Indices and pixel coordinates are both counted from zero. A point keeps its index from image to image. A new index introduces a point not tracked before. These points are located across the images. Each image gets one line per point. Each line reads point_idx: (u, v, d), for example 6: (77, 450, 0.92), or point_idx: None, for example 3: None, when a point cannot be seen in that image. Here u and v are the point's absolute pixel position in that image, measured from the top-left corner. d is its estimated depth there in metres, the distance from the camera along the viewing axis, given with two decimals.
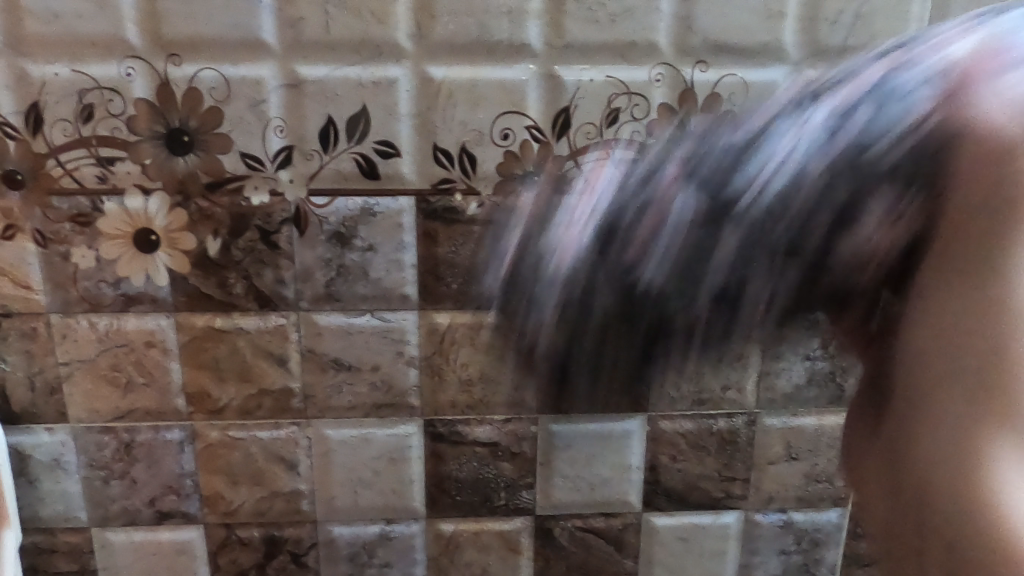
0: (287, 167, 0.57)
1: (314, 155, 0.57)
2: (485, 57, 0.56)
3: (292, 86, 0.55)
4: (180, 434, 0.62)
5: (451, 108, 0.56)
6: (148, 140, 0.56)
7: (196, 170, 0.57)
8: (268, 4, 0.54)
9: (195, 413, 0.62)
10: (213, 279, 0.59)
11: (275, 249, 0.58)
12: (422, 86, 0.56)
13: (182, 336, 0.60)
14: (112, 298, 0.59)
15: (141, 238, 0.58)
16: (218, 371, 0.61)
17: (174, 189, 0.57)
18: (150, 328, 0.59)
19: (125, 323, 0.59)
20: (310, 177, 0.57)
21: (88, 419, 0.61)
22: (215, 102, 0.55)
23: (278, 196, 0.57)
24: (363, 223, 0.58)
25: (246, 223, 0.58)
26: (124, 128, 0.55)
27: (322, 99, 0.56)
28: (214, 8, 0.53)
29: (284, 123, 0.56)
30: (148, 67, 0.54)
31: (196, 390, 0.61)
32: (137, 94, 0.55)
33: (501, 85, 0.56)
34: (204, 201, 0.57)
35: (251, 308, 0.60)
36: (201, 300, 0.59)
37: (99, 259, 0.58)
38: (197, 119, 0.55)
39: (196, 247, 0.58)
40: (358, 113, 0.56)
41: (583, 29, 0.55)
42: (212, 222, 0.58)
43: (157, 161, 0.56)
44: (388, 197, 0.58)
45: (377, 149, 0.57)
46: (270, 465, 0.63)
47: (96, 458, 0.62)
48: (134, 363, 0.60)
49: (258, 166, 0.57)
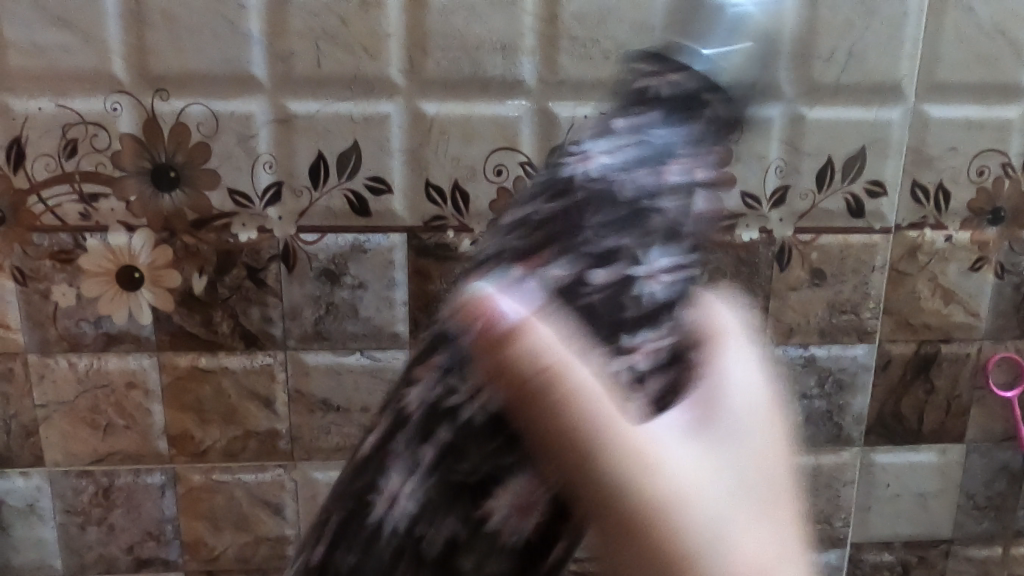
0: (276, 204, 0.56)
1: (303, 191, 0.56)
2: (478, 94, 0.55)
3: (281, 122, 0.54)
4: (161, 478, 0.60)
5: (443, 143, 0.56)
6: (134, 176, 0.54)
7: (182, 207, 0.55)
8: (258, 39, 0.53)
9: (177, 456, 0.59)
10: (198, 317, 0.57)
11: (263, 287, 0.57)
12: (415, 122, 0.55)
13: (165, 377, 0.58)
14: (93, 337, 0.57)
15: (124, 275, 0.56)
16: (201, 412, 0.59)
17: (160, 226, 0.55)
18: (132, 369, 0.58)
19: (107, 363, 0.57)
20: (299, 214, 0.56)
21: (64, 463, 0.59)
22: (202, 137, 0.54)
23: (267, 233, 0.56)
24: (354, 260, 0.57)
25: (233, 261, 0.56)
26: (108, 164, 0.54)
27: (312, 135, 0.55)
28: (203, 42, 0.53)
29: (273, 159, 0.55)
30: (134, 102, 0.53)
31: (178, 432, 0.59)
32: (123, 129, 0.54)
33: (495, 121, 0.55)
34: (190, 238, 0.56)
35: (237, 347, 0.58)
36: (185, 338, 0.57)
37: (80, 297, 0.56)
38: (184, 155, 0.54)
39: (181, 285, 0.57)
40: (348, 149, 0.55)
41: (577, 65, 0.55)
42: (197, 260, 0.56)
43: (142, 198, 0.55)
44: (379, 234, 0.57)
45: (368, 185, 0.56)
46: (254, 509, 0.61)
47: (72, 504, 0.60)
48: (114, 404, 0.58)
49: (246, 203, 0.56)
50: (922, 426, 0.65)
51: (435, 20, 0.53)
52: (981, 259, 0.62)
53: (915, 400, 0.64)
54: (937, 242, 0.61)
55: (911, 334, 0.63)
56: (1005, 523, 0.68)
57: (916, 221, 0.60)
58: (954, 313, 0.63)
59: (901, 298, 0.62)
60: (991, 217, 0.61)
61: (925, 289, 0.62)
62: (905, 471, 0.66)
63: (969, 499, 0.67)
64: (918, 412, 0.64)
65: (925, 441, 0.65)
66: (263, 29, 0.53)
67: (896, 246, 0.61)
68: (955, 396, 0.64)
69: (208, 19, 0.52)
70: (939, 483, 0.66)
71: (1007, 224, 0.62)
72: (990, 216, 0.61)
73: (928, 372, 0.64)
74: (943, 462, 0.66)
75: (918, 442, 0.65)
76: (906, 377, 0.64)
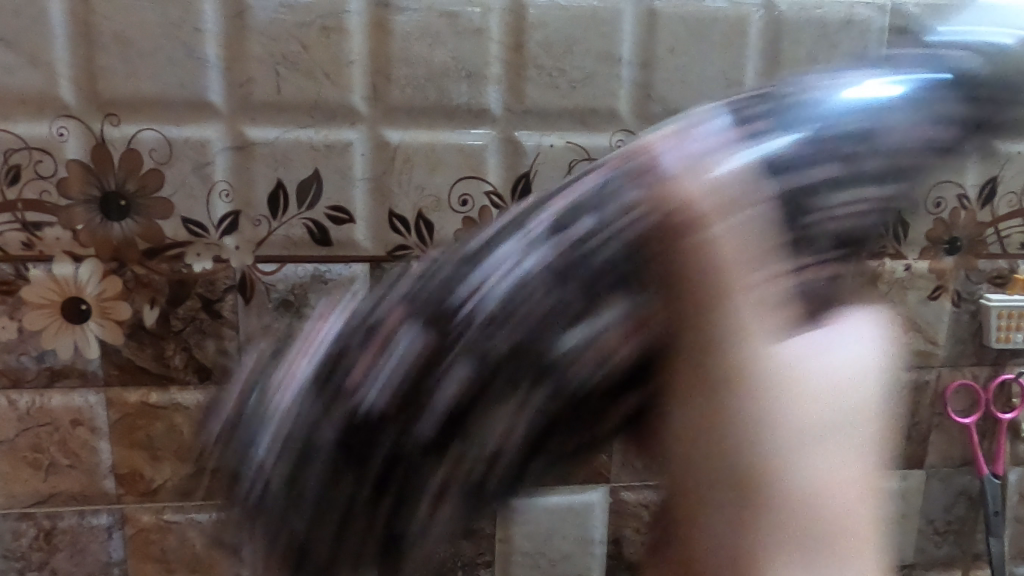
0: (233, 233, 0.54)
1: (262, 221, 0.54)
2: (443, 121, 0.54)
3: (239, 149, 0.53)
4: (108, 520, 0.57)
5: (407, 172, 0.54)
6: (82, 203, 0.52)
7: (133, 236, 0.53)
8: (215, 62, 0.51)
9: (126, 496, 0.57)
10: (150, 351, 0.55)
11: (218, 319, 0.55)
12: (379, 150, 0.54)
13: (113, 413, 0.55)
14: (35, 372, 0.54)
15: (70, 307, 0.53)
16: (152, 450, 0.56)
17: (109, 257, 0.53)
18: (77, 405, 0.55)
19: (51, 400, 0.54)
20: (257, 244, 0.54)
21: (2, 505, 0.56)
22: (155, 164, 0.52)
23: (223, 262, 0.54)
24: (315, 290, 0.55)
25: (187, 291, 0.54)
26: (54, 191, 0.52)
27: (271, 163, 0.53)
28: (157, 66, 0.51)
29: (230, 187, 0.53)
30: (82, 127, 0.51)
31: (127, 471, 0.56)
32: (70, 155, 0.51)
33: (460, 149, 0.55)
34: (141, 268, 0.53)
35: (190, 381, 0.55)
36: (135, 372, 0.55)
37: (22, 330, 0.53)
38: (136, 182, 0.52)
39: (131, 316, 0.54)
40: (309, 176, 0.54)
41: (544, 94, 0.54)
42: (149, 291, 0.54)
43: (90, 226, 0.52)
44: (342, 264, 0.55)
45: (329, 214, 0.54)
46: (208, 551, 0.58)
47: (11, 548, 0.56)
48: (58, 443, 0.55)
49: (202, 232, 0.54)
50: None
51: (398, 46, 0.53)
52: (939, 288, 0.63)
53: None
54: (897, 271, 0.62)
55: None
56: (963, 547, 0.69)
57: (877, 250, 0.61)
58: (913, 340, 0.64)
59: None
60: (948, 247, 0.62)
61: None
62: None
63: (929, 523, 0.68)
64: None
65: None
66: (221, 53, 0.51)
67: None
68: (915, 423, 0.65)
69: (162, 43, 0.50)
70: (900, 508, 0.67)
71: (963, 253, 0.63)
72: (948, 246, 0.62)
73: None
74: (903, 487, 0.67)
75: None
76: None
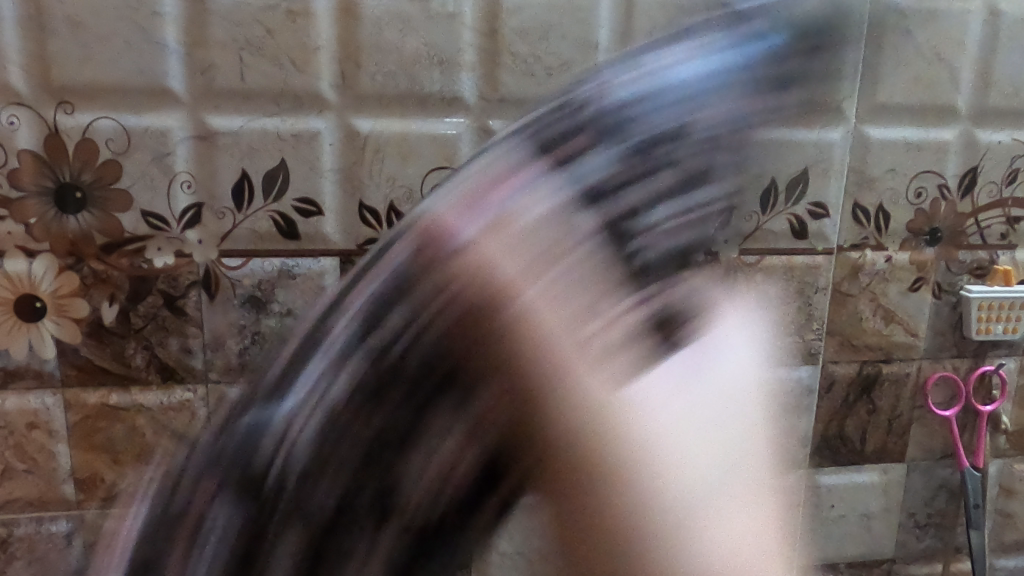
0: (196, 226, 0.52)
1: (226, 213, 0.52)
2: (414, 110, 0.52)
3: (201, 138, 0.50)
4: (67, 526, 0.53)
5: (378, 163, 0.53)
6: (35, 196, 0.50)
7: (90, 230, 0.51)
8: (174, 47, 0.49)
9: (86, 501, 0.53)
10: (109, 351, 0.52)
11: (182, 316, 0.53)
12: (348, 140, 0.52)
13: (72, 415, 0.53)
14: None
15: (25, 305, 0.51)
16: (113, 453, 0.54)
17: (65, 252, 0.51)
18: (34, 408, 0.52)
19: (4, 402, 0.52)
20: (221, 237, 0.52)
21: None
22: (113, 154, 0.50)
23: (186, 257, 0.52)
24: (282, 286, 0.53)
25: (148, 288, 0.52)
26: (6, 183, 0.49)
27: (235, 153, 0.51)
28: (113, 50, 0.48)
29: (192, 178, 0.51)
30: (35, 115, 0.49)
31: (87, 475, 0.53)
32: (22, 145, 0.49)
33: (432, 138, 0.53)
34: (99, 263, 0.51)
35: (152, 381, 0.53)
36: (94, 372, 0.53)
37: None
38: (92, 173, 0.50)
39: (89, 314, 0.52)
40: (275, 168, 0.52)
41: (519, 82, 0.52)
42: (108, 288, 0.51)
43: (44, 220, 0.50)
44: (310, 258, 0.53)
45: (297, 207, 0.52)
46: None
47: None
48: (14, 447, 0.53)
49: (163, 225, 0.51)
50: (865, 445, 0.65)
51: (369, 32, 0.51)
52: (920, 280, 0.62)
53: (858, 421, 0.64)
54: (878, 263, 0.61)
55: (855, 354, 0.63)
56: (944, 540, 0.68)
57: (858, 242, 0.60)
58: (895, 333, 0.63)
59: (844, 319, 0.62)
60: (928, 238, 0.62)
61: (867, 311, 0.62)
62: (850, 492, 0.65)
63: (911, 517, 0.67)
64: (861, 432, 0.64)
65: (868, 461, 0.65)
66: (181, 38, 0.49)
67: (839, 267, 0.60)
68: (896, 416, 0.65)
69: (118, 27, 0.48)
70: (883, 503, 0.66)
71: (944, 244, 0.62)
72: (928, 237, 0.62)
73: (870, 393, 0.64)
74: (885, 482, 0.66)
75: (861, 461, 0.65)
76: (849, 398, 0.63)
